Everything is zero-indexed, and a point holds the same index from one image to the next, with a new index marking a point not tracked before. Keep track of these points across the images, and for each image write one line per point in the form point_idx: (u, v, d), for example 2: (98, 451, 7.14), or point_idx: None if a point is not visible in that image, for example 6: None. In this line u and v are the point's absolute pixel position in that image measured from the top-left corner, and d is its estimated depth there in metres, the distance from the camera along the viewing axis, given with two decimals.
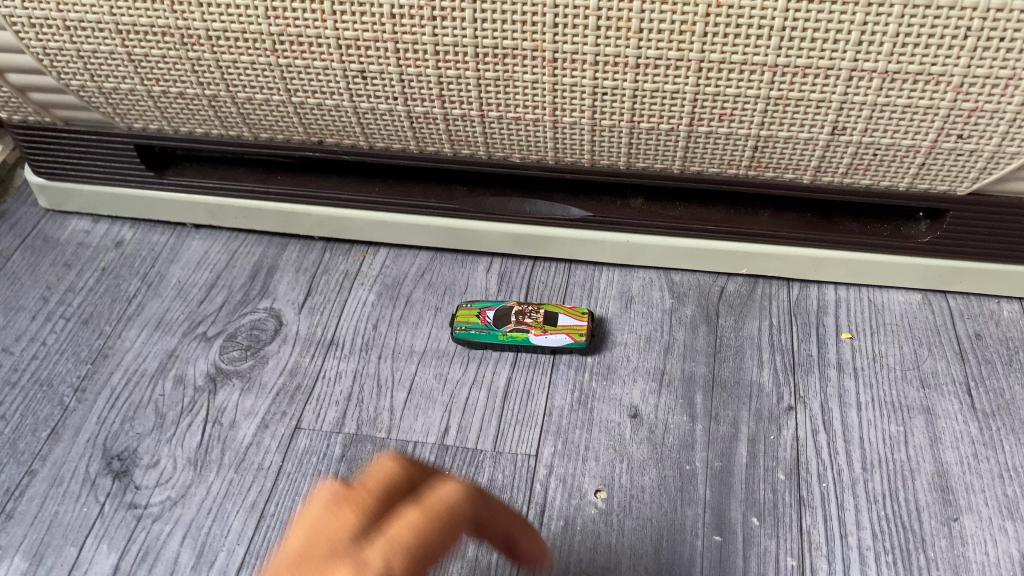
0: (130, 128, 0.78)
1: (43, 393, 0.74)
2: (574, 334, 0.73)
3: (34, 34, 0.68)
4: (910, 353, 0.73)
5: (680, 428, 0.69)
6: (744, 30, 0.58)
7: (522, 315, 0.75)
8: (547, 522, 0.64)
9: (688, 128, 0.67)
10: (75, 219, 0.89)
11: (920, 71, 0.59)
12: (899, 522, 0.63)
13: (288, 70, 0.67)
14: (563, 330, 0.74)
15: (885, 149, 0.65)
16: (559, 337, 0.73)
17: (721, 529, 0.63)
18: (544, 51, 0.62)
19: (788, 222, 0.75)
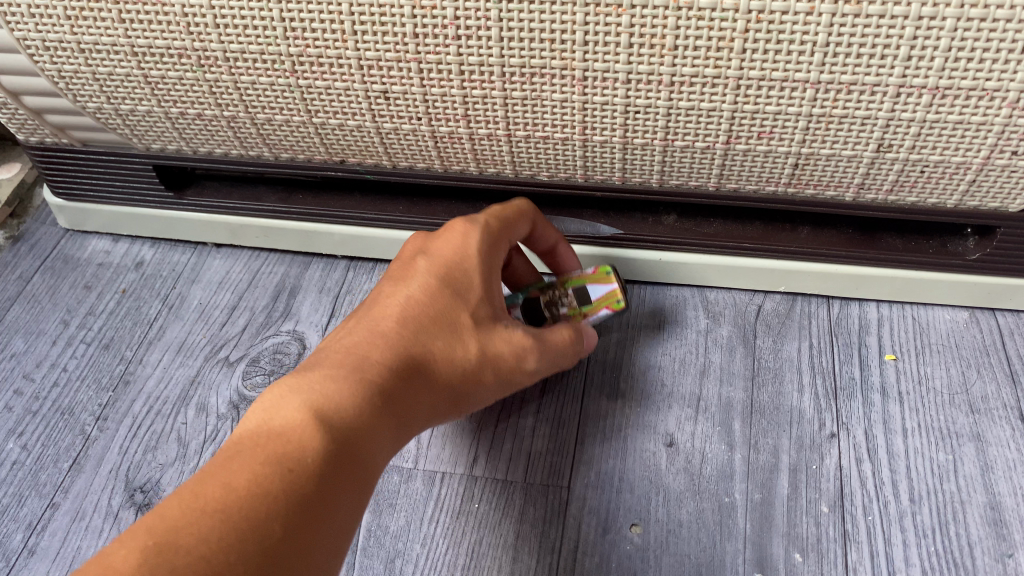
0: (148, 149, 0.76)
1: (64, 421, 0.73)
2: (613, 305, 0.72)
3: (48, 57, 0.66)
4: (958, 376, 0.70)
5: (717, 456, 0.67)
6: (785, 46, 0.55)
7: (556, 305, 0.71)
8: (581, 558, 0.62)
9: (724, 146, 0.64)
10: (95, 239, 0.88)
11: (973, 86, 0.55)
12: (950, 558, 0.60)
13: (309, 91, 0.65)
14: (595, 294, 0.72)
15: (933, 166, 0.62)
16: (600, 313, 0.72)
17: (763, 566, 0.61)
18: (573, 70, 0.59)
19: (829, 238, 0.71)
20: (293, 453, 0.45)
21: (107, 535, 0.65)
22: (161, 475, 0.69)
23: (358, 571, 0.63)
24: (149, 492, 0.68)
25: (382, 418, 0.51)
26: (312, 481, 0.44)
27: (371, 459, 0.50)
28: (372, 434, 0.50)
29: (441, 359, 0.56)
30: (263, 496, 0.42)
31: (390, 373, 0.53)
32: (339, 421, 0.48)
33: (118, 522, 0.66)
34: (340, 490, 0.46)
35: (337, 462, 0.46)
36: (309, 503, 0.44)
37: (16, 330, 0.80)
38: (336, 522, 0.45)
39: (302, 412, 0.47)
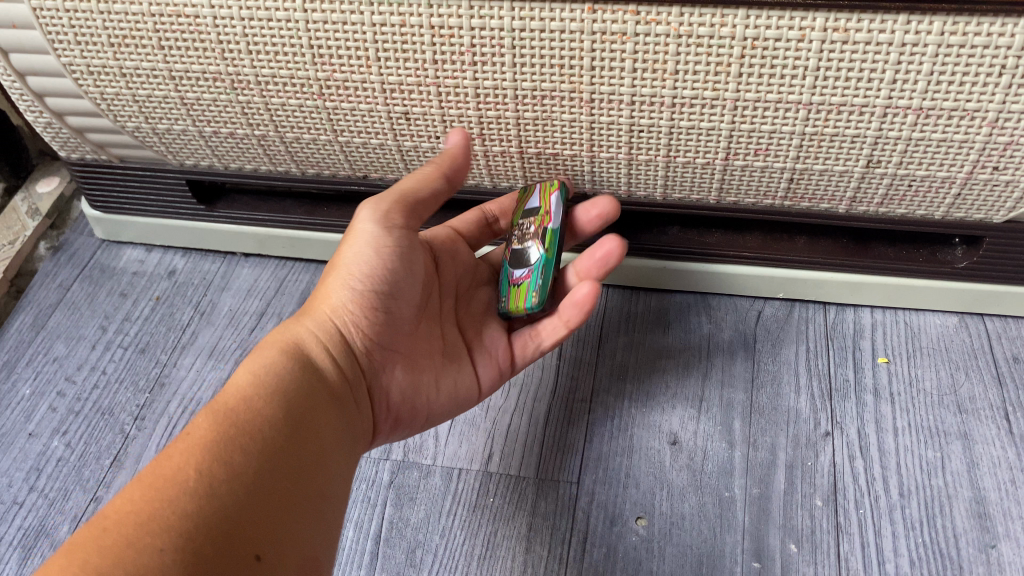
0: (181, 165, 0.81)
1: (105, 421, 0.78)
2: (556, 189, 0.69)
3: (92, 81, 0.71)
4: (947, 377, 0.74)
5: (718, 454, 0.71)
6: (778, 70, 0.59)
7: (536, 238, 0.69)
8: (590, 549, 0.66)
9: (723, 162, 0.68)
10: (129, 249, 0.93)
11: (955, 107, 0.59)
12: (936, 549, 0.64)
13: (335, 112, 0.70)
14: (545, 200, 0.69)
15: (920, 180, 0.66)
16: (556, 200, 0.68)
17: (760, 556, 0.65)
18: (581, 92, 0.64)
19: (824, 248, 0.75)
20: (193, 449, 0.50)
21: None
22: None
23: (381, 560, 0.67)
24: None
25: (291, 391, 0.57)
26: (211, 470, 0.49)
27: (295, 420, 0.55)
28: (284, 406, 0.55)
29: (342, 311, 0.62)
30: (171, 487, 0.48)
31: (295, 362, 0.59)
32: (239, 407, 0.54)
33: None
34: (245, 468, 0.50)
35: (238, 443, 0.51)
36: (206, 483, 0.49)
37: (57, 335, 0.86)
38: (256, 488, 0.50)
39: (207, 418, 0.53)
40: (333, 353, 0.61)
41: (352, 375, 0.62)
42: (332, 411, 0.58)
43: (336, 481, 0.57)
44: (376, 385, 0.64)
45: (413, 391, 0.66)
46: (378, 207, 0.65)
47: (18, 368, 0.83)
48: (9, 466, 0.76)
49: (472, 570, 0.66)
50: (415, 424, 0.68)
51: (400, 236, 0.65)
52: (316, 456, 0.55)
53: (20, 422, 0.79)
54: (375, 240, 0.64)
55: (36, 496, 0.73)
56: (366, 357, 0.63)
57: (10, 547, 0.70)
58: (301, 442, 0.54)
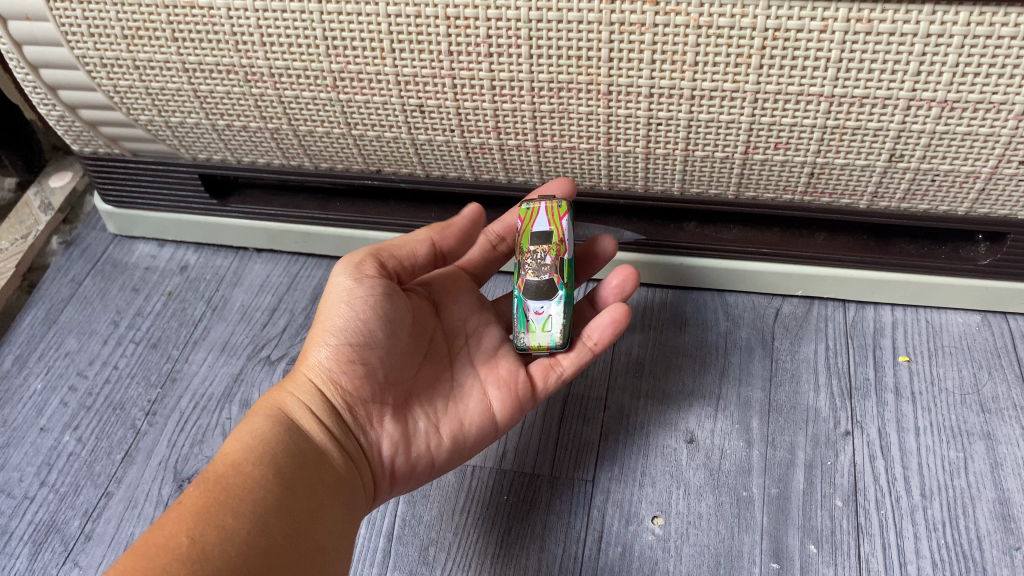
0: (194, 158, 0.80)
1: (117, 416, 0.78)
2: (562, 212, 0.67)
3: (105, 74, 0.70)
4: (970, 377, 0.73)
5: (736, 453, 0.70)
6: (800, 62, 0.58)
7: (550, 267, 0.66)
8: (605, 548, 0.65)
9: (743, 156, 0.67)
10: (142, 244, 0.93)
11: (981, 99, 0.58)
12: (960, 551, 0.63)
13: (349, 105, 0.69)
14: (557, 224, 0.66)
15: (944, 175, 0.65)
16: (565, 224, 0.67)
17: (779, 556, 0.64)
18: (598, 85, 0.63)
19: (844, 244, 0.74)
20: (185, 515, 0.50)
21: None
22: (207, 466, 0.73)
23: (393, 558, 0.67)
24: None
25: (278, 453, 0.56)
26: (203, 536, 0.49)
27: (285, 481, 0.55)
28: (274, 466, 0.55)
29: (320, 368, 0.60)
30: (164, 554, 0.47)
31: (283, 430, 0.58)
32: (229, 472, 0.53)
33: None
34: (239, 529, 0.50)
35: (231, 506, 0.51)
36: (199, 548, 0.48)
37: (69, 330, 0.85)
38: (251, 550, 0.50)
39: (197, 489, 0.52)
40: (317, 410, 0.59)
41: (339, 431, 0.60)
42: (323, 469, 0.57)
43: (338, 537, 0.56)
44: (366, 441, 0.62)
45: (407, 439, 0.62)
46: (353, 260, 0.63)
47: (31, 362, 0.83)
48: (21, 460, 0.75)
49: (486, 568, 0.65)
50: (422, 475, 0.64)
51: (373, 286, 0.61)
52: (309, 515, 0.54)
53: (32, 417, 0.78)
54: (351, 293, 0.61)
55: (47, 490, 0.73)
56: (351, 411, 0.61)
57: (21, 542, 0.70)
58: (293, 500, 0.54)
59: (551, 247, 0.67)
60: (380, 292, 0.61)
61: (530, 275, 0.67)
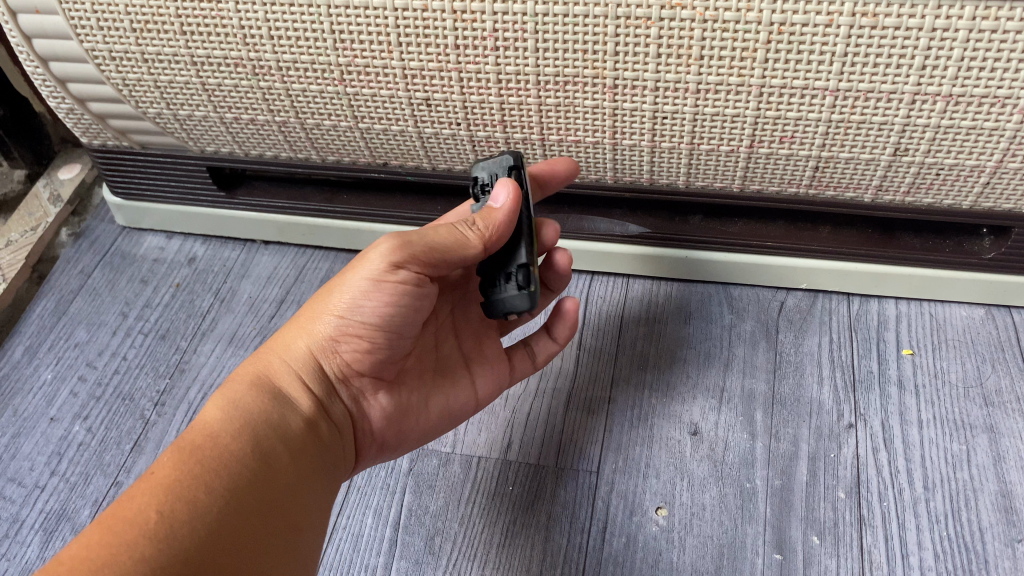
0: (202, 151, 0.81)
1: (126, 406, 0.78)
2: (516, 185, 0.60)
3: (114, 67, 0.71)
4: (973, 370, 0.73)
5: (740, 445, 0.70)
6: (805, 56, 0.58)
7: None
8: (610, 538, 0.66)
9: (748, 150, 0.67)
10: (150, 236, 0.94)
11: (985, 94, 0.58)
12: (961, 542, 0.63)
13: (356, 98, 0.69)
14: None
15: (948, 169, 0.65)
16: None
17: (781, 547, 0.64)
18: (604, 78, 0.63)
19: (848, 238, 0.74)
20: (156, 488, 0.50)
21: None
22: None
23: (400, 547, 0.67)
24: None
25: (261, 425, 0.55)
26: (172, 512, 0.49)
27: (264, 455, 0.54)
28: (253, 439, 0.54)
29: (319, 337, 0.59)
30: (129, 529, 0.47)
31: (270, 399, 0.57)
32: (205, 445, 0.53)
33: None
34: (210, 508, 0.50)
35: (204, 482, 0.51)
36: (167, 524, 0.48)
37: (78, 321, 0.86)
38: (222, 528, 0.49)
39: (170, 458, 0.52)
40: (308, 380, 0.60)
41: (329, 398, 0.60)
42: (307, 442, 0.57)
43: (309, 514, 0.56)
44: (356, 409, 0.62)
45: (398, 413, 0.64)
46: (394, 245, 0.56)
47: (41, 353, 0.84)
48: (32, 449, 0.76)
49: (491, 558, 0.66)
50: (406, 444, 0.66)
51: (405, 278, 0.57)
52: (284, 490, 0.54)
53: (42, 406, 0.79)
54: (381, 278, 0.56)
55: (57, 479, 0.74)
56: (343, 380, 0.61)
57: (32, 530, 0.71)
58: (271, 474, 0.54)
59: None
60: (412, 282, 0.57)
61: None
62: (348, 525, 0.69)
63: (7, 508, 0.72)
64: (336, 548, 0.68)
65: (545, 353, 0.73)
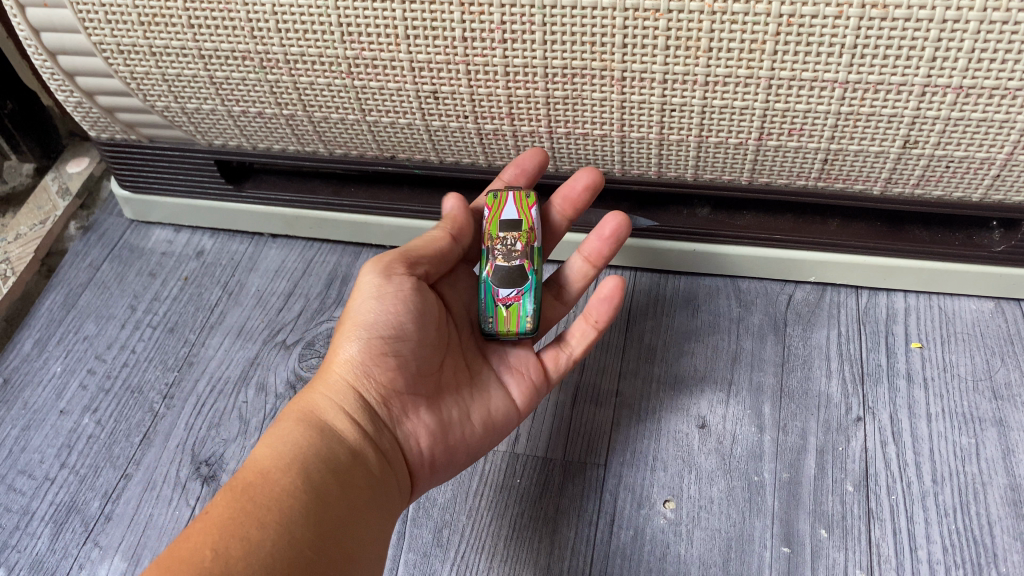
0: (210, 145, 0.81)
1: (134, 399, 0.79)
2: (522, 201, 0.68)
3: (122, 60, 0.71)
4: (982, 363, 0.73)
5: (748, 438, 0.70)
6: (814, 48, 0.58)
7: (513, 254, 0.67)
8: (617, 531, 0.66)
9: (756, 142, 0.67)
10: (158, 229, 0.94)
11: (996, 86, 0.58)
12: (970, 536, 0.63)
13: (363, 91, 0.69)
14: (525, 213, 0.68)
15: (958, 161, 0.65)
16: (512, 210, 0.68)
17: (789, 540, 0.64)
18: (612, 70, 0.63)
19: (857, 231, 0.74)
20: (214, 528, 0.49)
21: (176, 504, 0.71)
22: (224, 449, 0.74)
23: (408, 540, 0.68)
24: (214, 464, 0.73)
25: (309, 457, 0.55)
26: (227, 547, 0.48)
27: (316, 486, 0.54)
28: (303, 472, 0.54)
29: (351, 366, 0.59)
30: (187, 569, 0.47)
31: (314, 432, 0.57)
32: (255, 483, 0.52)
33: (186, 491, 0.72)
34: (264, 542, 0.49)
35: (256, 518, 0.50)
36: (223, 561, 0.47)
37: (87, 315, 0.86)
38: (277, 561, 0.48)
39: (222, 500, 0.51)
40: (353, 410, 0.59)
41: (374, 423, 0.60)
42: (357, 468, 0.57)
43: (366, 547, 0.55)
44: (400, 434, 0.62)
45: (442, 428, 0.63)
46: (376, 259, 0.61)
47: (50, 346, 0.84)
48: (41, 442, 0.76)
49: (500, 551, 0.66)
50: (456, 465, 0.65)
51: (400, 282, 0.61)
52: (340, 519, 0.54)
53: (52, 399, 0.79)
54: (378, 289, 0.60)
55: (67, 472, 0.74)
56: (386, 405, 0.61)
57: (42, 522, 0.71)
58: (325, 504, 0.53)
59: (521, 234, 0.68)
60: (409, 289, 0.61)
61: (501, 259, 0.67)
62: None
63: (18, 500, 0.73)
64: None
65: (580, 342, 0.69)
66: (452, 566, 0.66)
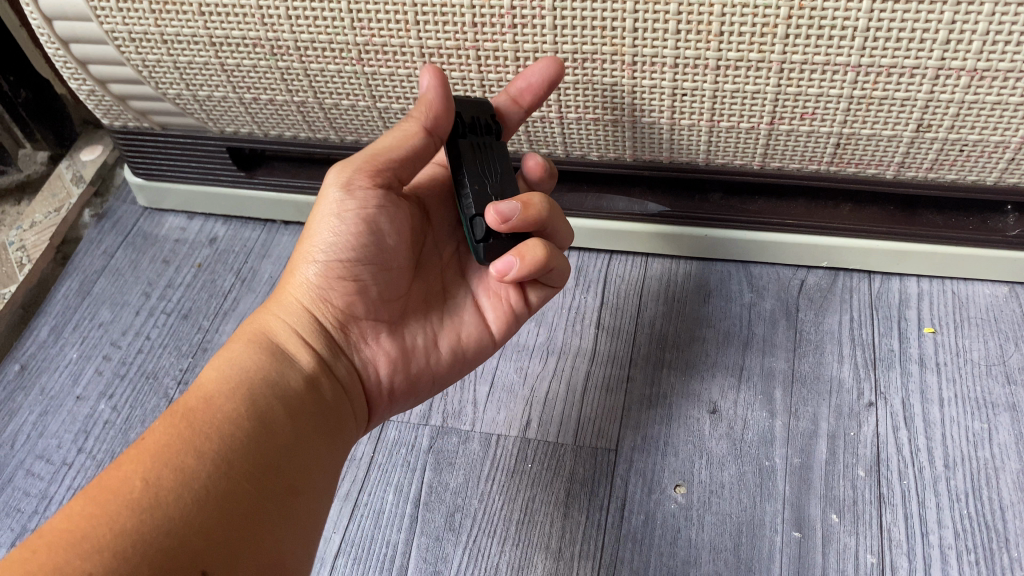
0: (221, 132, 0.81)
1: (149, 385, 0.80)
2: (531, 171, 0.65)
3: (134, 48, 0.71)
4: (996, 348, 0.72)
5: (759, 423, 0.70)
6: (826, 31, 0.57)
7: None
8: (629, 516, 0.66)
9: (768, 127, 0.66)
10: (171, 217, 0.94)
11: (1011, 68, 0.57)
12: (982, 521, 0.63)
13: (374, 77, 0.69)
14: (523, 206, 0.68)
15: (972, 145, 0.64)
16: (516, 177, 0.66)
17: (801, 525, 0.64)
18: (623, 55, 0.63)
19: (870, 215, 0.74)
20: (148, 457, 0.47)
21: None
22: None
23: (420, 524, 0.68)
24: None
25: (257, 382, 0.54)
26: (158, 478, 0.46)
27: (260, 415, 0.52)
28: (248, 399, 0.52)
29: (308, 287, 0.59)
30: (115, 500, 0.45)
31: (264, 355, 0.56)
32: (197, 409, 0.51)
33: None
34: (199, 473, 0.47)
35: (193, 447, 0.48)
36: (154, 493, 0.45)
37: (102, 301, 0.87)
38: (212, 492, 0.47)
39: (161, 425, 0.50)
40: (305, 335, 0.58)
41: (328, 348, 0.59)
42: (307, 396, 0.55)
43: (313, 479, 0.53)
44: (359, 360, 0.60)
45: (404, 355, 0.61)
46: (343, 171, 0.58)
47: (66, 332, 0.85)
48: (59, 427, 0.77)
49: (511, 534, 0.67)
50: (419, 392, 0.64)
51: (367, 199, 0.58)
52: (287, 449, 0.52)
53: (68, 385, 0.80)
54: (339, 206, 0.57)
55: (84, 456, 0.75)
56: (342, 329, 0.60)
57: (60, 506, 0.72)
58: (271, 434, 0.51)
59: None
60: (372, 206, 0.58)
61: None
62: (369, 502, 0.70)
63: (36, 484, 0.74)
64: (357, 525, 0.69)
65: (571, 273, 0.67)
66: (464, 550, 0.66)
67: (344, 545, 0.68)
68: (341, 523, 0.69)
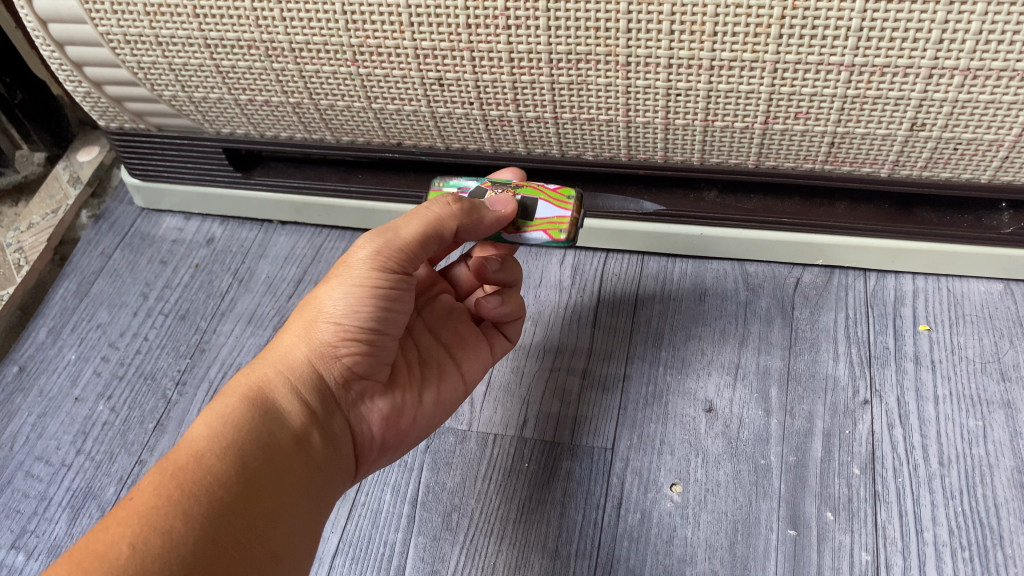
0: (218, 132, 0.81)
1: (148, 386, 0.80)
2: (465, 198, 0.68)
3: (129, 50, 0.71)
4: (991, 345, 0.73)
5: (755, 421, 0.71)
6: (820, 31, 0.57)
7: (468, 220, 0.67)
8: (624, 514, 0.67)
9: (763, 126, 0.66)
10: (167, 217, 0.95)
11: (1004, 67, 0.57)
12: (976, 518, 0.64)
13: (369, 78, 0.69)
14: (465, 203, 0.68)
15: (966, 144, 0.64)
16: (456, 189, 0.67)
17: (796, 523, 0.65)
18: (616, 56, 0.63)
19: (865, 213, 0.74)
20: (136, 515, 0.47)
21: None
22: None
23: (418, 523, 0.69)
24: None
25: (250, 440, 0.54)
26: (145, 544, 0.46)
27: (251, 477, 0.52)
28: (239, 458, 0.52)
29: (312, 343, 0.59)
30: (101, 566, 0.45)
31: (263, 411, 0.56)
32: (188, 466, 0.51)
33: None
34: (186, 540, 0.47)
35: (181, 510, 0.48)
36: (140, 559, 0.45)
37: (100, 302, 0.87)
38: (197, 562, 0.47)
39: (151, 480, 0.50)
40: (303, 391, 0.58)
41: (327, 405, 0.59)
42: (301, 455, 0.56)
43: (295, 542, 0.53)
44: (353, 415, 0.61)
45: (397, 414, 0.63)
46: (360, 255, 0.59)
47: (65, 334, 0.85)
48: (58, 429, 0.78)
49: (508, 534, 0.67)
50: (405, 443, 0.66)
51: (382, 280, 0.59)
52: (272, 512, 0.52)
53: (67, 386, 0.81)
54: (361, 280, 0.59)
55: (83, 458, 0.75)
56: (342, 387, 0.60)
57: (59, 507, 0.72)
58: (258, 497, 0.52)
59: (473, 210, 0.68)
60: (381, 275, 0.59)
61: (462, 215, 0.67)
62: (366, 501, 0.70)
63: (35, 486, 0.74)
64: (355, 525, 0.69)
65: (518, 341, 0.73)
66: (461, 550, 0.67)
67: (342, 545, 0.68)
68: (339, 524, 0.70)
